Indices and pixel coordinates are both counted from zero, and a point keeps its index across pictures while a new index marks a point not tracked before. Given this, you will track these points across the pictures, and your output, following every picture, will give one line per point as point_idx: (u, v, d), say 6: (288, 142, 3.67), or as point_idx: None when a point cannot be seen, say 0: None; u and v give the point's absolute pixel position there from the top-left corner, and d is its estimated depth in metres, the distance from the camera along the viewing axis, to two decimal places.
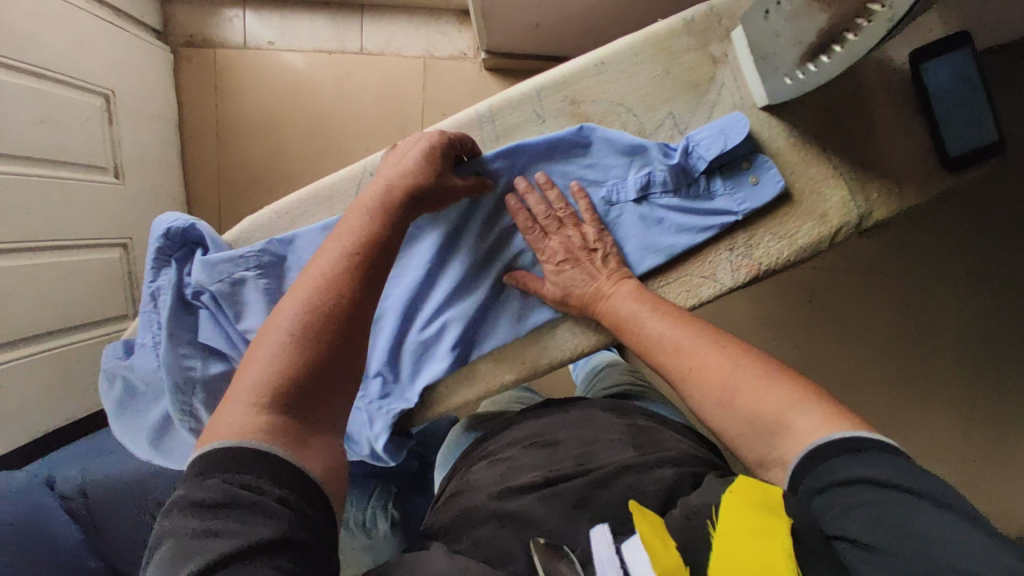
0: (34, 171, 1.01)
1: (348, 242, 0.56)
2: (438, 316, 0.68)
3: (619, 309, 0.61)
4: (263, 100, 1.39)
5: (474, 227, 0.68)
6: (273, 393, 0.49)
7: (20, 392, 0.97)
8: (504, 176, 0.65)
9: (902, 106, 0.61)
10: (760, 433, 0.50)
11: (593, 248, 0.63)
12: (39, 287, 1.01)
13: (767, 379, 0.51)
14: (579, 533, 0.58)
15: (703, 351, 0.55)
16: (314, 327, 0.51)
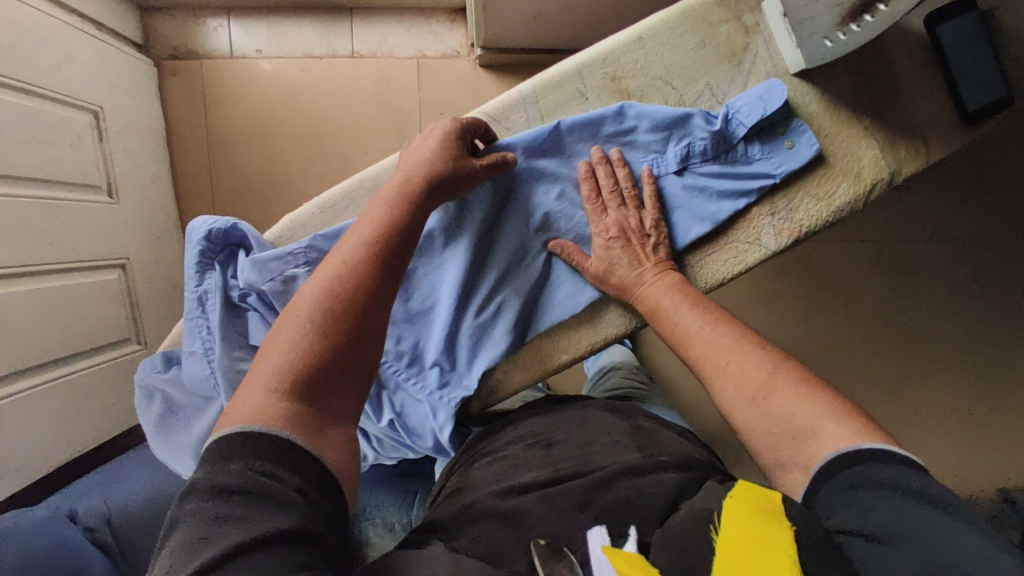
0: (27, 193, 0.96)
1: (368, 230, 0.54)
2: (493, 297, 0.67)
3: (657, 299, 0.62)
4: (254, 110, 1.35)
5: (515, 208, 0.66)
6: (295, 379, 0.47)
7: (29, 426, 0.92)
8: (570, 150, 0.65)
9: (923, 67, 0.64)
10: (794, 432, 0.50)
11: (648, 234, 0.64)
12: (39, 314, 0.96)
13: (804, 390, 0.52)
14: (577, 532, 0.55)
15: (741, 350, 0.56)
16: (334, 313, 0.50)
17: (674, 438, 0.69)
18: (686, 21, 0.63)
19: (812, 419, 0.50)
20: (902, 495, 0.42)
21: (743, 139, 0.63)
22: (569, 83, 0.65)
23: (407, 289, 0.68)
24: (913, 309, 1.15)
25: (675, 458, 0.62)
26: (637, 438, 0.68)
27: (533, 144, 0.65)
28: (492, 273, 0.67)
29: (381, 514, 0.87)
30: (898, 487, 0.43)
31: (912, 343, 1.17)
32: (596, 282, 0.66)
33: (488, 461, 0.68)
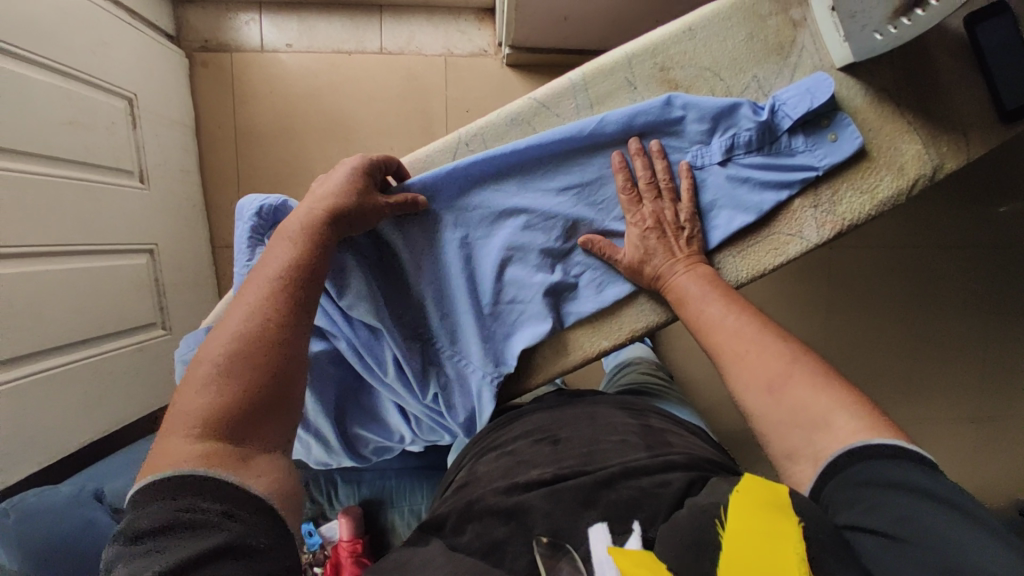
0: (64, 174, 0.97)
1: (272, 268, 0.53)
2: (515, 287, 0.67)
3: (687, 289, 0.62)
4: (283, 104, 1.37)
5: (551, 195, 0.66)
6: (204, 421, 0.45)
7: (55, 405, 0.92)
8: (615, 138, 0.64)
9: (963, 64, 0.65)
10: (807, 423, 0.49)
11: (682, 227, 0.64)
12: (70, 294, 0.96)
13: (821, 381, 0.51)
14: (579, 526, 0.54)
15: (762, 342, 0.56)
16: (244, 352, 0.48)
17: (682, 439, 0.69)
18: (735, 14, 0.64)
19: (825, 411, 0.49)
20: (916, 495, 0.41)
21: (788, 131, 0.63)
22: (619, 72, 0.65)
23: (437, 278, 0.67)
24: (932, 314, 1.16)
25: (683, 459, 0.62)
26: (646, 438, 0.67)
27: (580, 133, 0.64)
28: (542, 252, 0.66)
29: (410, 502, 0.90)
30: (910, 488, 0.42)
31: (930, 351, 1.17)
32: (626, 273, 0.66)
33: (495, 456, 0.69)
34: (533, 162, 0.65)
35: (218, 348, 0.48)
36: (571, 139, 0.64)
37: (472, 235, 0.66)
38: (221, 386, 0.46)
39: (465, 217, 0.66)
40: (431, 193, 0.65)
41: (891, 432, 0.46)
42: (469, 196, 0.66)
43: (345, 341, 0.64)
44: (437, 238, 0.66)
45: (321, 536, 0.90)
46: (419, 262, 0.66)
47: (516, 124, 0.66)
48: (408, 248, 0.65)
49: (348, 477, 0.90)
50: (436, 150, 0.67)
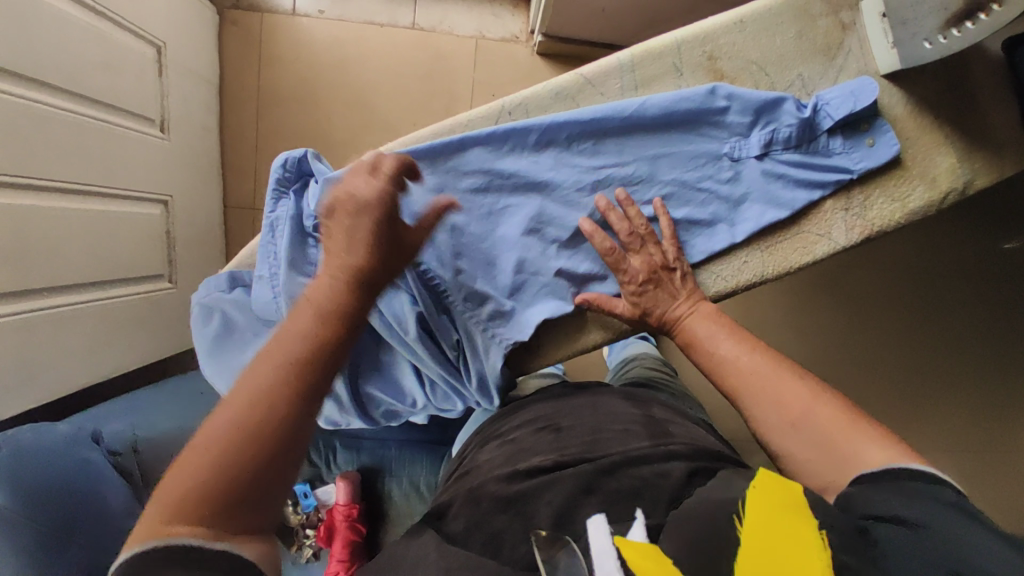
0: (90, 113, 0.95)
1: (298, 338, 0.49)
2: (529, 259, 0.65)
3: (696, 329, 0.62)
4: (309, 70, 1.36)
5: (584, 172, 0.64)
6: (200, 505, 0.42)
7: (60, 344, 0.91)
8: (654, 121, 0.64)
9: (1002, 85, 0.66)
10: (838, 457, 0.49)
11: (673, 267, 0.64)
12: (85, 234, 0.94)
13: (847, 418, 0.51)
14: (579, 513, 0.53)
15: (774, 376, 0.56)
16: (254, 432, 0.44)
17: (685, 429, 0.68)
18: (786, 11, 0.64)
19: (850, 444, 0.49)
20: (932, 503, 0.42)
21: (828, 132, 0.64)
22: (667, 56, 0.64)
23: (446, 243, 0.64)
24: None
25: (686, 450, 0.60)
26: (648, 428, 0.67)
27: (620, 111, 0.63)
28: (574, 228, 0.64)
29: (410, 473, 0.89)
30: (924, 495, 0.43)
31: None
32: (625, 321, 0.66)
33: (498, 445, 0.69)
34: (573, 138, 0.64)
35: (228, 421, 0.45)
36: (611, 116, 0.63)
37: (498, 206, 0.65)
38: (224, 453, 0.43)
39: (495, 187, 0.64)
40: (437, 157, 0.63)
41: (905, 454, 0.47)
42: (499, 161, 0.64)
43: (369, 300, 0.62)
44: (465, 202, 0.64)
45: (317, 499, 0.88)
46: (442, 227, 0.63)
47: (560, 98, 0.65)
48: (428, 209, 0.63)
49: (347, 443, 0.90)
50: (477, 116, 0.66)
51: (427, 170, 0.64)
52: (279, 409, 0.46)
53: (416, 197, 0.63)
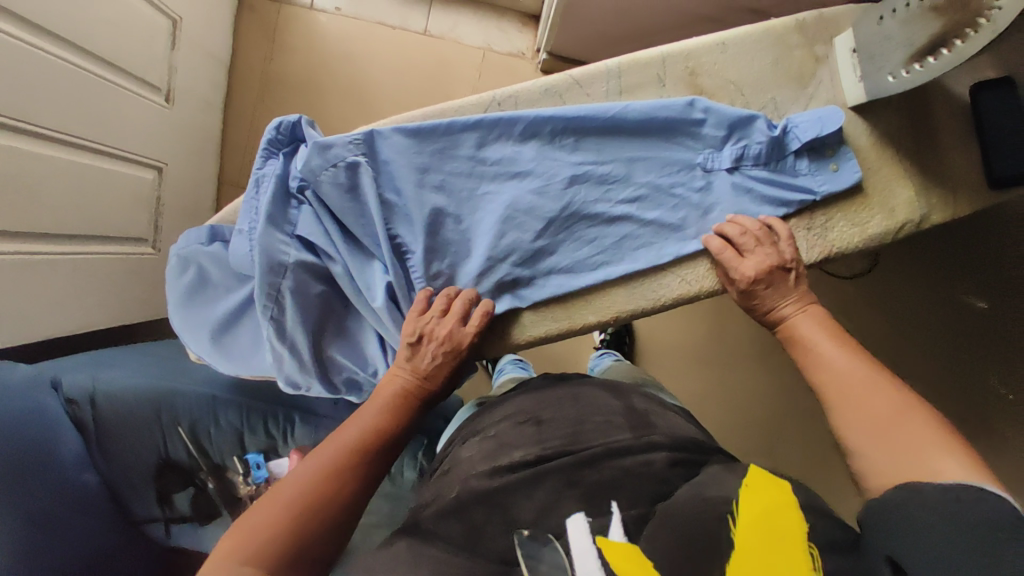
0: (93, 71, 0.98)
1: (367, 425, 0.59)
2: (504, 243, 0.66)
3: (800, 330, 0.63)
4: (319, 62, 1.41)
5: (566, 167, 0.67)
6: (258, 553, 0.48)
7: (33, 290, 0.91)
8: (634, 125, 0.67)
9: (958, 131, 0.72)
10: (908, 459, 0.48)
11: (789, 268, 0.64)
12: (71, 186, 0.96)
13: (939, 429, 0.49)
14: (561, 511, 0.56)
15: (875, 382, 0.54)
16: (317, 498, 0.52)
17: (666, 420, 0.70)
18: (766, 38, 0.69)
19: (929, 456, 0.47)
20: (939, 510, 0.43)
21: (795, 153, 0.68)
22: (653, 67, 0.68)
23: (424, 219, 0.65)
24: None
25: (667, 440, 0.64)
26: (631, 419, 0.69)
27: (604, 113, 0.67)
28: (549, 218, 0.67)
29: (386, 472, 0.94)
30: (950, 500, 0.43)
31: None
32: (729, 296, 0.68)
33: (477, 441, 0.70)
34: (559, 134, 0.67)
35: (296, 483, 0.53)
36: (594, 117, 0.66)
37: (480, 190, 0.67)
38: (275, 529, 0.50)
39: (479, 172, 0.67)
40: (426, 137, 0.66)
41: (979, 472, 0.45)
42: (485, 147, 0.67)
43: (342, 265, 0.64)
44: (447, 182, 0.67)
45: (268, 472, 0.88)
46: (422, 202, 0.65)
47: (549, 95, 0.69)
48: (411, 185, 0.65)
49: (306, 419, 0.90)
50: (468, 104, 0.69)
51: (416, 146, 0.66)
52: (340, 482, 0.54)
53: (399, 173, 0.65)
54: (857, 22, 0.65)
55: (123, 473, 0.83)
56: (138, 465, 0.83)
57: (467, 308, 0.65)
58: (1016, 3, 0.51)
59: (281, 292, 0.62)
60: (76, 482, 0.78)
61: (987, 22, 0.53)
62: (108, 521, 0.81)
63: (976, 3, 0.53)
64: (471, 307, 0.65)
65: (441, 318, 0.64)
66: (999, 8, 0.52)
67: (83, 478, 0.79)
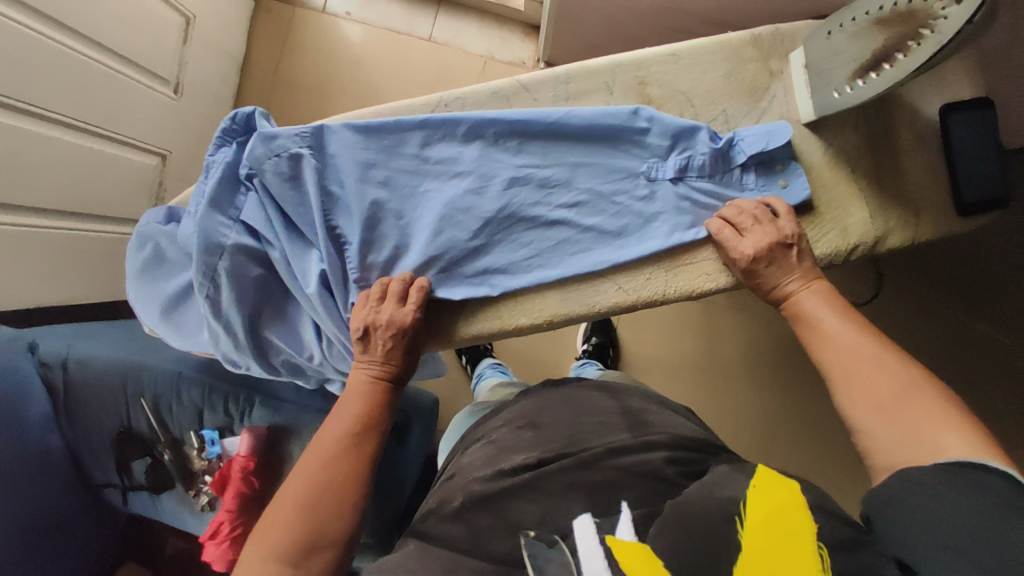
0: (104, 62, 1.04)
1: (352, 415, 0.62)
2: (439, 240, 0.67)
3: (804, 306, 0.60)
4: (327, 63, 1.46)
5: (507, 170, 0.68)
6: (285, 548, 0.53)
7: (28, 261, 0.97)
8: (577, 131, 0.67)
9: (925, 153, 0.69)
10: (910, 441, 0.48)
11: (790, 243, 0.61)
12: (75, 168, 1.02)
13: (943, 407, 0.48)
14: (568, 512, 0.58)
15: (880, 361, 0.53)
16: (322, 491, 0.56)
17: (663, 419, 0.71)
18: (720, 50, 0.68)
19: (935, 435, 0.47)
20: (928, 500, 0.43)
21: (741, 166, 0.67)
22: (601, 75, 0.69)
23: (362, 211, 0.67)
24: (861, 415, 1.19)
25: (666, 439, 0.65)
26: (629, 419, 0.69)
27: (546, 118, 0.67)
28: (486, 218, 0.67)
29: None
30: (943, 496, 0.43)
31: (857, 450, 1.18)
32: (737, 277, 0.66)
33: (478, 447, 0.70)
34: (503, 137, 0.68)
35: (301, 481, 0.57)
36: (536, 121, 0.67)
37: (421, 187, 0.69)
38: (294, 526, 0.54)
39: (422, 170, 0.69)
40: (371, 133, 0.68)
41: (982, 447, 0.45)
42: (429, 146, 0.69)
43: (279, 251, 0.66)
44: (390, 177, 0.68)
45: (222, 449, 0.89)
46: (361, 195, 0.67)
47: (496, 98, 0.70)
48: (353, 179, 0.67)
49: (266, 400, 0.91)
50: (418, 104, 0.71)
51: (362, 142, 0.68)
52: (338, 471, 0.58)
53: (342, 166, 0.68)
54: (809, 38, 0.64)
55: (85, 440, 0.88)
56: (103, 432, 0.88)
57: (408, 290, 0.65)
58: (961, 11, 0.46)
59: (218, 272, 0.65)
60: (39, 443, 0.83)
61: (931, 33, 0.50)
62: (67, 484, 0.87)
63: (922, 13, 0.50)
64: (408, 291, 0.65)
65: (381, 304, 0.65)
66: (944, 18, 0.48)
67: (47, 439, 0.85)
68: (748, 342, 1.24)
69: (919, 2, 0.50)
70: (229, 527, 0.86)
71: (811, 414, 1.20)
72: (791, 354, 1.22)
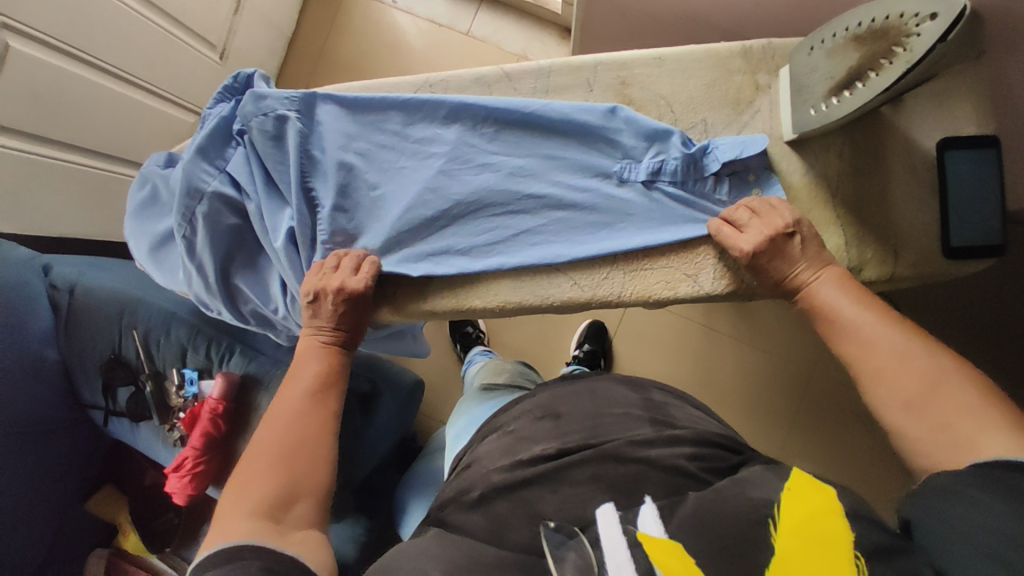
0: (159, 25, 1.11)
1: (309, 378, 0.63)
2: (410, 217, 0.69)
3: (820, 297, 0.57)
4: (368, 46, 1.53)
5: (482, 157, 0.70)
6: (260, 505, 0.53)
7: (64, 195, 1.06)
8: (553, 126, 0.68)
9: (916, 187, 0.65)
10: (950, 440, 0.45)
11: (791, 232, 0.58)
12: (117, 116, 1.10)
13: (977, 402, 0.45)
14: (590, 505, 0.55)
15: (916, 354, 0.49)
16: (288, 449, 0.57)
17: (685, 414, 0.70)
18: (707, 59, 0.67)
19: (971, 432, 0.44)
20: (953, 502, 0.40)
21: (714, 175, 0.65)
22: (583, 72, 0.70)
23: (340, 178, 0.70)
24: (852, 463, 1.13)
25: (691, 435, 0.62)
26: (650, 412, 0.69)
27: (523, 110, 0.68)
28: (455, 200, 0.69)
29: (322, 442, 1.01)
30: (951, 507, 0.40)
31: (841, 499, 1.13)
32: (749, 275, 0.63)
33: (495, 436, 0.69)
34: (484, 124, 0.70)
35: (268, 442, 0.58)
36: (515, 113, 0.68)
37: (396, 161, 0.71)
38: (268, 486, 0.54)
39: (402, 146, 0.71)
40: (357, 106, 0.71)
41: None
42: (412, 126, 0.71)
43: (255, 203, 0.70)
44: (370, 149, 0.71)
45: (197, 389, 0.93)
46: (341, 165, 0.70)
47: (478, 84, 0.72)
48: (336, 148, 0.70)
49: (245, 350, 0.96)
50: (403, 82, 0.74)
51: (349, 113, 0.71)
52: (300, 430, 0.59)
53: (327, 134, 0.71)
54: (795, 53, 0.63)
55: (77, 359, 0.96)
56: (94, 356, 0.95)
57: (359, 263, 0.68)
58: (935, 28, 0.46)
59: (195, 216, 0.69)
60: (36, 354, 0.92)
61: (904, 52, 0.49)
62: (59, 394, 0.95)
63: (895, 31, 0.49)
64: (358, 262, 0.68)
65: (336, 272, 0.67)
66: (918, 35, 0.47)
67: (45, 352, 0.93)
68: (743, 370, 1.19)
69: (893, 20, 0.49)
70: (190, 463, 0.88)
71: (798, 455, 1.15)
72: (786, 391, 1.17)
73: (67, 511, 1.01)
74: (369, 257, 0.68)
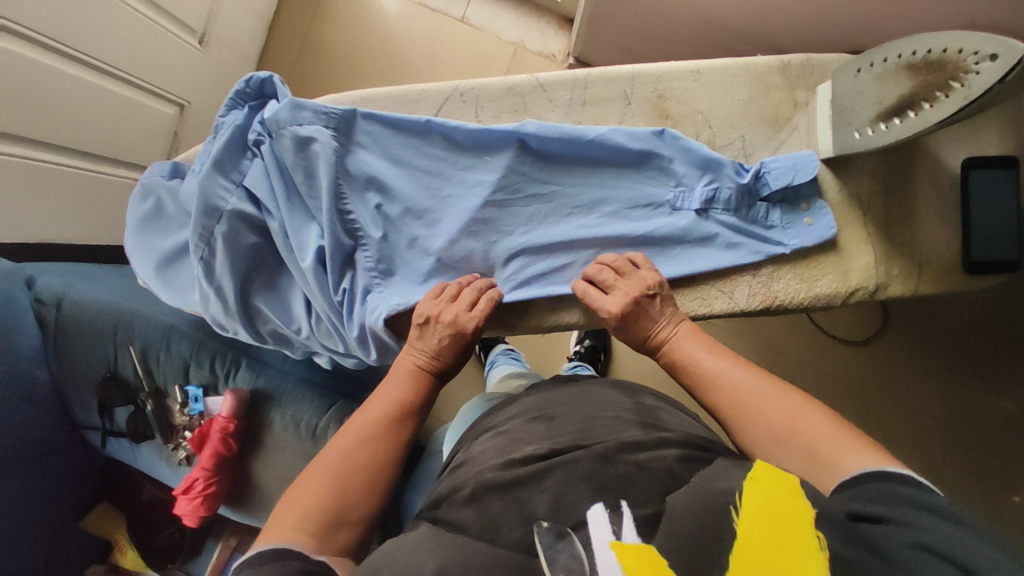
0: (142, 12, 1.03)
1: (400, 397, 0.58)
2: (452, 245, 0.67)
3: (678, 354, 0.58)
4: (356, 31, 1.45)
5: (530, 180, 0.68)
6: (311, 517, 0.47)
7: (44, 200, 0.99)
8: (604, 147, 0.66)
9: (943, 204, 0.66)
10: (816, 462, 0.45)
11: (651, 292, 0.61)
12: (98, 111, 1.02)
13: (836, 427, 0.46)
14: (580, 506, 0.49)
15: (766, 396, 0.50)
16: (357, 467, 0.51)
17: (677, 420, 0.66)
18: (745, 75, 0.67)
19: (833, 455, 0.44)
20: None
21: (767, 201, 0.66)
22: (620, 84, 0.68)
23: (377, 199, 0.68)
24: None
25: (678, 436, 0.57)
26: (641, 415, 0.64)
27: (574, 132, 0.66)
28: (503, 225, 0.68)
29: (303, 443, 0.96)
30: None
31: None
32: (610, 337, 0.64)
33: (490, 436, 0.65)
34: (525, 144, 0.67)
35: (337, 450, 0.52)
36: (568, 135, 0.66)
37: (432, 181, 0.68)
38: (324, 497, 0.49)
39: (445, 167, 0.68)
40: (396, 123, 0.67)
41: (885, 457, 0.42)
42: (455, 144, 0.68)
43: (278, 221, 0.66)
44: (408, 170, 0.68)
45: (204, 407, 0.89)
46: (381, 187, 0.67)
47: (512, 94, 0.69)
48: (376, 169, 0.67)
49: (251, 363, 0.91)
50: (431, 90, 0.70)
51: (387, 130, 0.67)
52: (377, 452, 0.53)
53: (366, 153, 0.67)
54: (838, 72, 0.63)
55: (70, 378, 0.90)
56: (88, 373, 0.90)
57: (473, 291, 0.64)
58: (995, 69, 0.46)
59: (213, 235, 0.65)
60: (27, 376, 0.86)
61: (961, 88, 0.49)
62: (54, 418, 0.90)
63: (953, 65, 0.49)
64: (473, 291, 0.64)
65: (452, 301, 0.63)
66: (976, 73, 0.48)
67: (35, 372, 0.87)
68: None
69: (950, 54, 0.50)
70: (201, 484, 0.87)
71: None
72: None
73: (63, 530, 0.97)
74: (485, 286, 0.65)
